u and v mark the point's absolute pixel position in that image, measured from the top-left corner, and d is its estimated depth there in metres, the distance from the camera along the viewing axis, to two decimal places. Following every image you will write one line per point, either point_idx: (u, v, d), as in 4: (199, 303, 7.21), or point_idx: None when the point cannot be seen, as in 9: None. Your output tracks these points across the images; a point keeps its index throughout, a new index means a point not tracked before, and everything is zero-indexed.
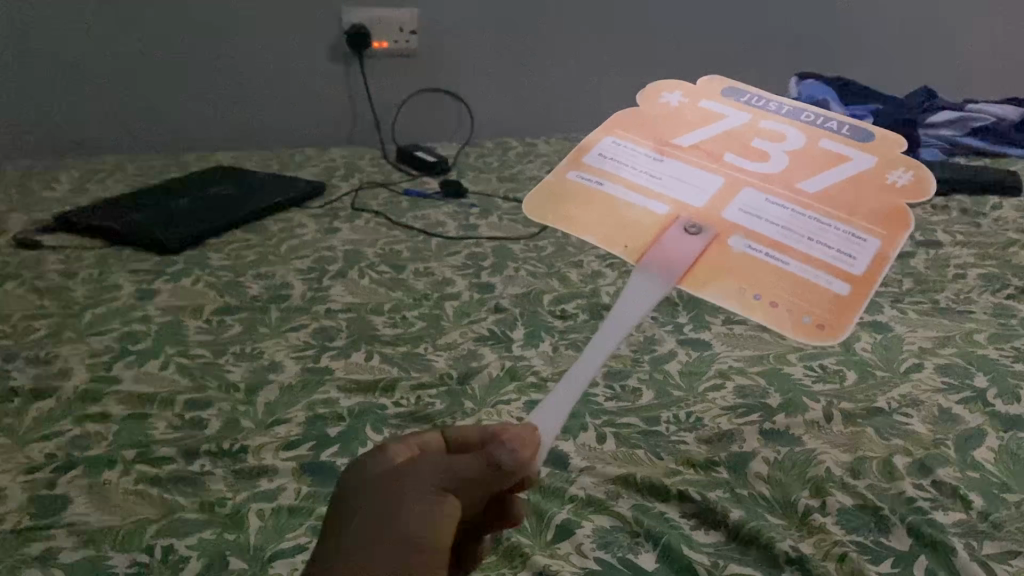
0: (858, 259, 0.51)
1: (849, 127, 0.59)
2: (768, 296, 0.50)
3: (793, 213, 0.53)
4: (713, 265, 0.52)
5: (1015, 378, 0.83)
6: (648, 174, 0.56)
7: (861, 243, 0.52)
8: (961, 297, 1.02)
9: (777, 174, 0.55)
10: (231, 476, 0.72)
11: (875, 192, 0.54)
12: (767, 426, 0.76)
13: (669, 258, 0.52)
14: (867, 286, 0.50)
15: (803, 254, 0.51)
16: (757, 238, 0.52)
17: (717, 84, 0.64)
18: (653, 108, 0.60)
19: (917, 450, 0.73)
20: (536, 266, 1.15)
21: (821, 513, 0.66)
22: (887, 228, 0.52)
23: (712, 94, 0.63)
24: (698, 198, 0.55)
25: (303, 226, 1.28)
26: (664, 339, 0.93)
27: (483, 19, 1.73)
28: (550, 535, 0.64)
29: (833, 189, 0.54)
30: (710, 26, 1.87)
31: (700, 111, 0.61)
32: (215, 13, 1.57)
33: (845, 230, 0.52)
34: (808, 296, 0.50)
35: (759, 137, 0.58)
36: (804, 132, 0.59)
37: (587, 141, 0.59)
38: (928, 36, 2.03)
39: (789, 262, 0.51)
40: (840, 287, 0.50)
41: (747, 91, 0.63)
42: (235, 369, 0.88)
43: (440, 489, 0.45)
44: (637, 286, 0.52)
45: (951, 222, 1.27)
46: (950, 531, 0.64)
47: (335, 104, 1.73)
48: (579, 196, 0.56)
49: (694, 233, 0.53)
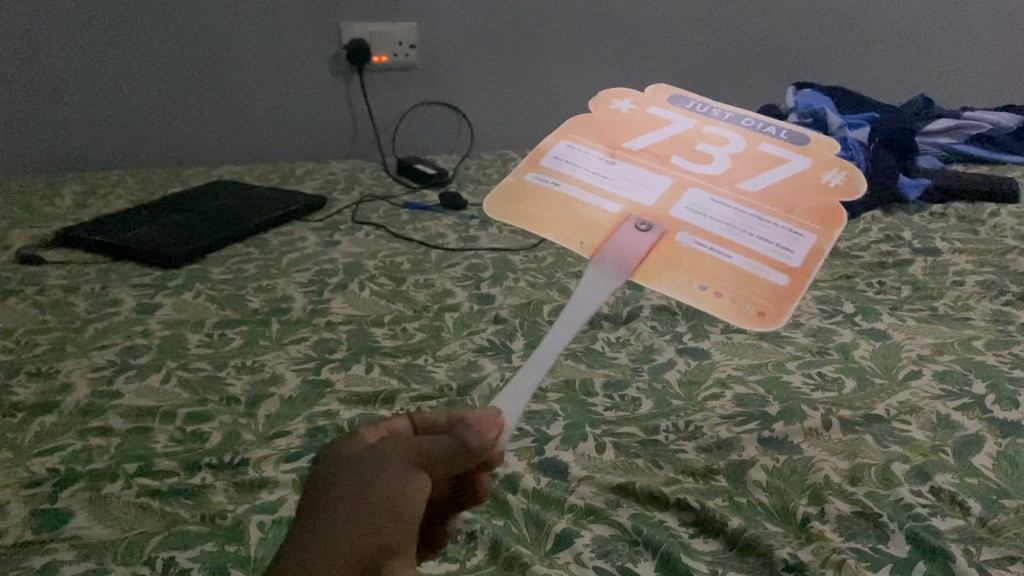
0: (795, 251, 0.54)
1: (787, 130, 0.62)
2: (713, 287, 0.53)
3: (737, 211, 0.56)
4: (660, 260, 0.54)
5: (1013, 384, 0.83)
6: (601, 176, 0.58)
7: (799, 236, 0.54)
8: (959, 304, 1.03)
9: (722, 174, 0.58)
10: (232, 488, 0.72)
11: (811, 191, 0.57)
12: (766, 434, 0.76)
13: (621, 253, 0.54)
14: (803, 277, 0.53)
15: (742, 246, 0.54)
16: (702, 233, 0.55)
17: (666, 91, 0.66)
18: (606, 114, 0.63)
19: (916, 456, 0.73)
20: (536, 277, 1.16)
21: (820, 520, 0.66)
22: (823, 221, 0.55)
23: (662, 101, 0.65)
24: (647, 198, 0.57)
25: (304, 239, 1.29)
26: (663, 348, 0.94)
27: (482, 33, 1.74)
28: (550, 544, 0.64)
29: (774, 187, 0.57)
30: (707, 37, 1.88)
31: (648, 116, 0.63)
32: (215, 29, 1.59)
33: (783, 225, 0.55)
34: (752, 285, 0.52)
35: (706, 140, 0.61)
36: (747, 134, 0.61)
37: (543, 147, 0.61)
38: (925, 44, 2.04)
39: (731, 255, 0.53)
40: (778, 277, 0.53)
41: (693, 99, 0.65)
42: (236, 382, 0.88)
43: (408, 465, 0.48)
44: (593, 280, 0.54)
45: (949, 229, 1.27)
46: (948, 537, 0.64)
47: (336, 118, 1.74)
48: (537, 198, 0.58)
49: (644, 230, 0.55)
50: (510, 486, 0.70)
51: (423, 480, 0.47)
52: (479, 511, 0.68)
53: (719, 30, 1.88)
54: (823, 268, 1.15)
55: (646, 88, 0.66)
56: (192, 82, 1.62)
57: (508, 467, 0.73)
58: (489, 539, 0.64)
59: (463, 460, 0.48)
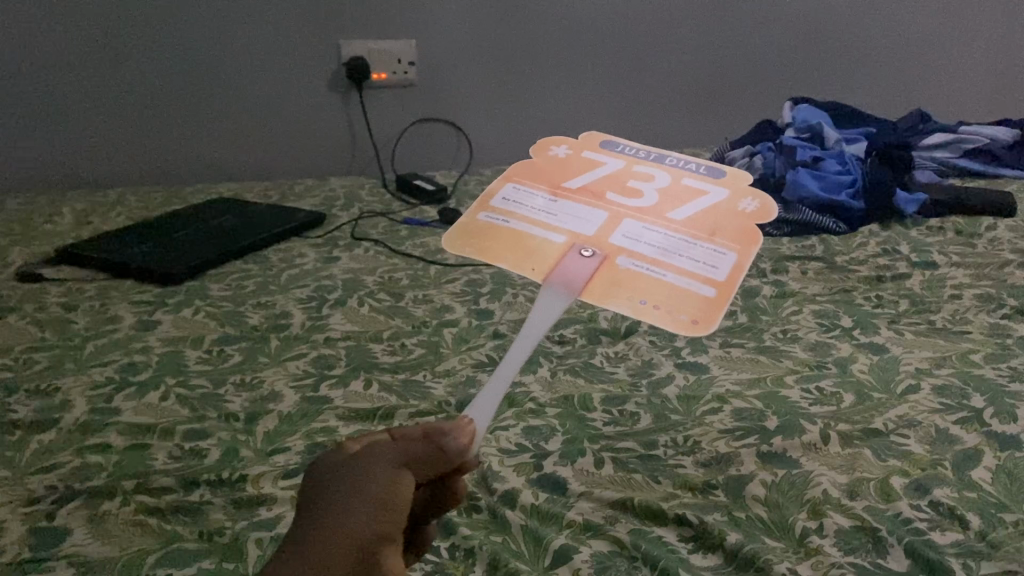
0: (720, 267, 0.57)
1: (704, 167, 0.65)
2: (651, 302, 0.55)
3: (666, 236, 0.58)
4: (603, 282, 0.56)
5: (1012, 398, 0.83)
6: (545, 213, 0.61)
7: (720, 255, 0.57)
8: (957, 317, 1.03)
9: (652, 207, 0.61)
10: (230, 505, 0.72)
11: (730, 215, 0.60)
12: (765, 449, 0.76)
13: (567, 277, 0.57)
14: (728, 290, 0.56)
15: (673, 263, 0.57)
16: (638, 255, 0.58)
17: (597, 138, 0.68)
18: (547, 160, 0.66)
19: (915, 470, 0.73)
20: (534, 291, 1.16)
21: (818, 535, 0.66)
22: (740, 243, 0.58)
23: (594, 147, 0.68)
24: (587, 228, 0.60)
25: (303, 256, 1.29)
26: (661, 363, 0.94)
27: (481, 50, 1.75)
28: (548, 560, 0.64)
29: (699, 215, 0.60)
30: (705, 53, 1.90)
31: (582, 157, 0.66)
32: (216, 46, 1.60)
33: (707, 246, 0.58)
34: (684, 298, 0.55)
35: (637, 177, 0.64)
36: (671, 172, 0.64)
37: (487, 193, 0.64)
38: (922, 59, 2.05)
39: (665, 274, 0.56)
40: (707, 290, 0.56)
41: (621, 142, 0.68)
42: (236, 399, 0.88)
43: (392, 465, 0.48)
44: (545, 303, 0.56)
45: (946, 243, 1.28)
46: (948, 551, 0.64)
47: (335, 134, 1.74)
48: (488, 235, 0.61)
49: (586, 256, 0.58)
50: (509, 502, 0.70)
51: (406, 478, 0.48)
52: (477, 527, 0.68)
53: (715, 44, 1.89)
54: (820, 283, 1.15)
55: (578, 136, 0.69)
56: (194, 98, 1.63)
57: (506, 483, 0.72)
58: (487, 556, 0.64)
59: (438, 463, 0.49)
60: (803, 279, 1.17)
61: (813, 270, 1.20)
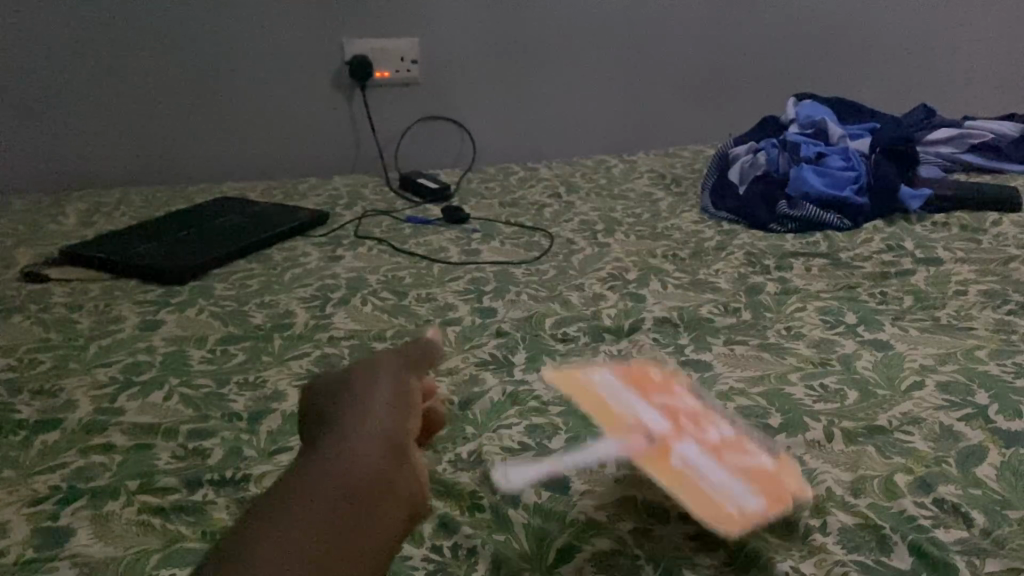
0: (756, 484, 0.66)
1: (769, 441, 0.74)
2: (693, 489, 0.64)
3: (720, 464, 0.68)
4: (661, 470, 0.65)
5: (1016, 394, 0.82)
6: (630, 411, 0.71)
7: (759, 479, 0.66)
8: (962, 313, 1.02)
9: (717, 446, 0.70)
10: (233, 505, 0.72)
11: (780, 471, 0.69)
12: (768, 447, 0.76)
13: (629, 452, 0.66)
14: (756, 497, 0.64)
15: (711, 476, 0.65)
16: (695, 459, 0.67)
17: (688, 396, 0.79)
18: (645, 389, 0.76)
19: (919, 468, 0.72)
20: (538, 289, 1.16)
21: (822, 533, 0.65)
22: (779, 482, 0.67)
23: (685, 400, 0.78)
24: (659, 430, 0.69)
25: (306, 255, 1.30)
26: (665, 360, 0.94)
27: (484, 47, 1.75)
28: (550, 559, 0.64)
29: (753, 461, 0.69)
30: (707, 50, 1.90)
31: (675, 401, 0.76)
32: (218, 45, 1.60)
33: (752, 474, 0.67)
34: (722, 492, 0.64)
35: (711, 426, 0.73)
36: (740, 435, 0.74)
37: (591, 369, 0.79)
38: (924, 54, 2.06)
39: (715, 478, 0.65)
40: (741, 489, 0.64)
41: (708, 407, 0.78)
42: (239, 399, 0.88)
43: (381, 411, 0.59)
44: None
45: (950, 239, 1.27)
46: (953, 549, 0.63)
47: (338, 132, 1.73)
48: (578, 390, 0.71)
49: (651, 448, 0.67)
50: (511, 501, 0.70)
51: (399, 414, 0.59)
52: (480, 526, 0.68)
53: (715, 41, 1.90)
54: (824, 279, 1.15)
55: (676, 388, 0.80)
56: (199, 96, 1.63)
57: (509, 481, 0.72)
58: (489, 555, 0.64)
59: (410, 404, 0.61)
60: (807, 276, 1.16)
61: (816, 266, 1.19)
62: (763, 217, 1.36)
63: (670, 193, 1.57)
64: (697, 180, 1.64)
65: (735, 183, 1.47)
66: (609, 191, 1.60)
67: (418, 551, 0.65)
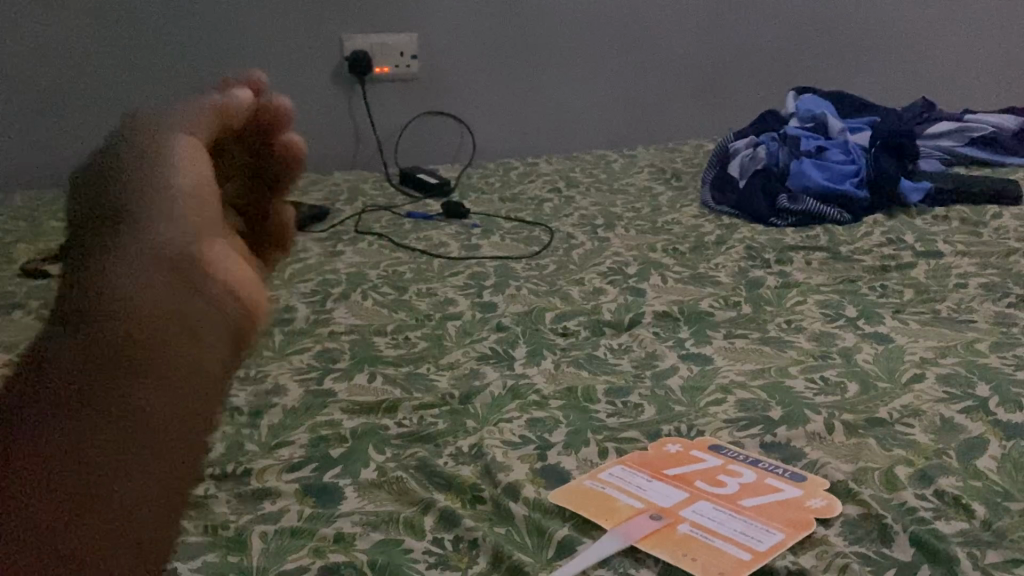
0: (763, 539, 0.63)
1: (788, 471, 0.71)
2: (692, 553, 0.61)
3: (727, 516, 0.65)
4: (661, 539, 0.63)
5: (1016, 386, 0.83)
6: (637, 486, 0.70)
7: (767, 533, 0.63)
8: (962, 306, 1.02)
9: (728, 497, 0.68)
10: (235, 499, 0.72)
11: (792, 509, 0.66)
12: (768, 439, 0.76)
13: (629, 528, 0.64)
14: (763, 556, 0.61)
15: (723, 532, 0.63)
16: (699, 524, 0.65)
17: (708, 441, 0.76)
18: (657, 454, 0.74)
19: (920, 460, 0.72)
20: (538, 284, 1.16)
21: (824, 525, 0.65)
22: (788, 528, 0.64)
23: (703, 447, 0.75)
24: (665, 502, 0.68)
25: (307, 250, 1.30)
26: (665, 354, 0.94)
27: (484, 42, 1.75)
28: (551, 551, 0.64)
29: (763, 506, 0.66)
30: (706, 44, 1.90)
31: (689, 454, 0.74)
32: (215, 40, 1.61)
33: (759, 526, 0.64)
34: (721, 554, 0.61)
35: (724, 474, 0.71)
36: (757, 473, 0.71)
37: None
38: (922, 48, 2.06)
39: (714, 540, 0.63)
40: (744, 551, 0.61)
41: (727, 446, 0.75)
42: (240, 393, 0.89)
43: None
44: (603, 543, 0.63)
45: (951, 232, 1.27)
46: (953, 541, 0.63)
47: (338, 128, 1.73)
48: (583, 489, 0.70)
49: (654, 520, 0.65)
50: (511, 494, 0.70)
51: None
52: (481, 519, 0.68)
53: (713, 35, 1.90)
54: (824, 273, 1.15)
55: (693, 436, 0.77)
56: None
57: (510, 474, 0.73)
58: (491, 548, 0.64)
59: None
60: (807, 270, 1.16)
61: (817, 260, 1.19)
62: (763, 211, 1.36)
63: (670, 188, 1.57)
64: (697, 174, 1.64)
65: (735, 178, 1.46)
66: (609, 186, 1.60)
67: (420, 544, 0.65)
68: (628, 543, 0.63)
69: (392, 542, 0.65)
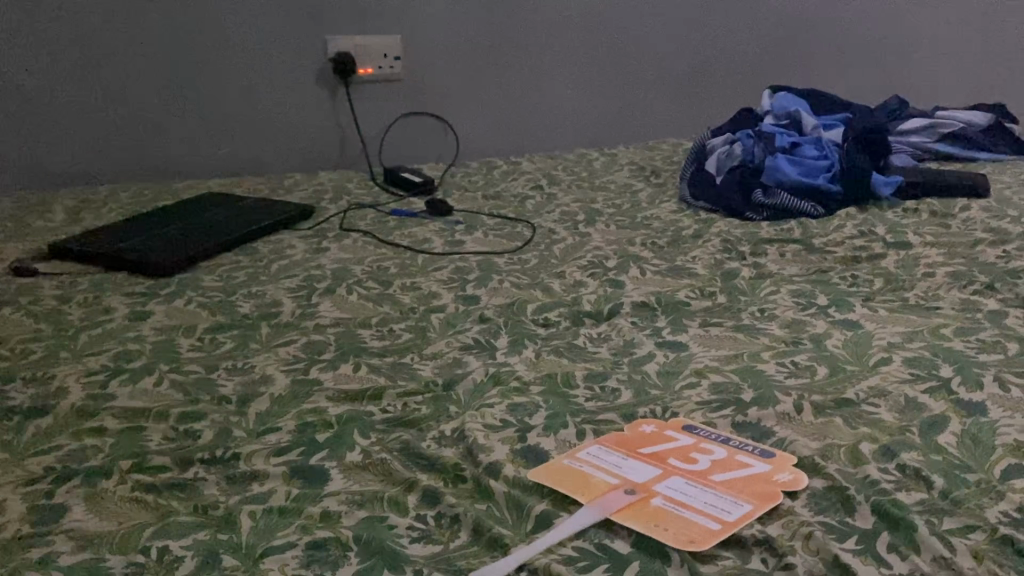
0: (732, 510, 0.65)
1: (758, 449, 0.74)
2: (664, 524, 0.64)
3: (699, 491, 0.68)
4: (634, 512, 0.66)
5: (979, 367, 0.86)
6: (613, 464, 0.72)
7: (735, 505, 0.66)
8: (930, 294, 1.06)
9: (699, 473, 0.71)
10: (224, 481, 0.74)
11: (760, 483, 0.69)
12: (739, 419, 0.79)
13: (604, 503, 0.67)
14: (731, 526, 0.64)
15: (694, 504, 0.66)
16: (671, 498, 0.67)
17: (681, 422, 0.79)
18: (633, 434, 0.77)
19: (884, 437, 0.75)
20: (520, 277, 1.18)
21: (791, 498, 0.67)
22: (756, 500, 0.67)
23: (677, 427, 0.78)
24: (639, 478, 0.70)
25: (292, 247, 1.32)
26: (642, 342, 0.97)
27: (467, 43, 1.78)
28: (530, 525, 0.66)
29: (733, 481, 0.69)
30: (684, 45, 1.94)
31: (662, 434, 0.77)
32: (201, 43, 1.62)
33: (729, 499, 0.67)
34: (691, 526, 0.64)
35: (698, 452, 0.74)
36: (728, 450, 0.74)
37: None
38: (896, 47, 2.11)
39: (685, 512, 0.65)
40: (713, 522, 0.64)
41: (701, 426, 0.78)
42: (228, 383, 0.91)
43: None
44: (579, 515, 0.66)
45: (921, 224, 1.31)
46: (912, 509, 0.66)
47: (323, 128, 1.75)
48: (561, 469, 0.72)
49: (628, 495, 0.68)
50: (492, 473, 0.72)
51: None
52: (463, 496, 0.71)
53: (691, 37, 1.93)
54: (798, 264, 1.18)
55: (666, 418, 0.80)
56: (188, 95, 1.65)
57: (491, 454, 0.75)
58: (471, 522, 0.67)
59: None
60: (781, 261, 1.20)
61: (791, 251, 1.23)
62: (739, 206, 1.39)
63: (649, 184, 1.60)
64: (677, 172, 1.67)
65: (712, 174, 1.50)
66: (590, 183, 1.62)
67: (403, 520, 0.68)
68: (602, 516, 0.66)
69: (376, 519, 0.68)
